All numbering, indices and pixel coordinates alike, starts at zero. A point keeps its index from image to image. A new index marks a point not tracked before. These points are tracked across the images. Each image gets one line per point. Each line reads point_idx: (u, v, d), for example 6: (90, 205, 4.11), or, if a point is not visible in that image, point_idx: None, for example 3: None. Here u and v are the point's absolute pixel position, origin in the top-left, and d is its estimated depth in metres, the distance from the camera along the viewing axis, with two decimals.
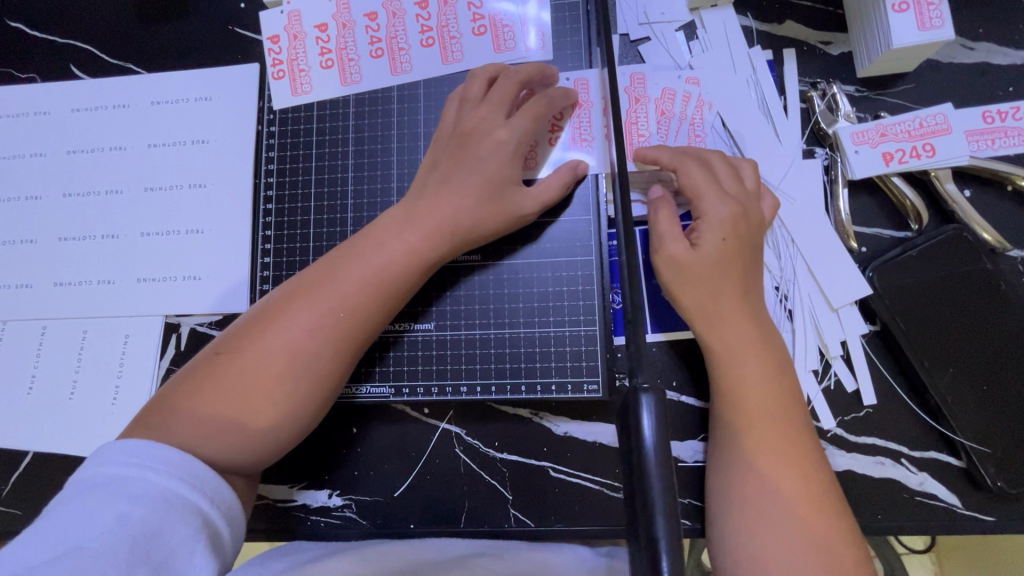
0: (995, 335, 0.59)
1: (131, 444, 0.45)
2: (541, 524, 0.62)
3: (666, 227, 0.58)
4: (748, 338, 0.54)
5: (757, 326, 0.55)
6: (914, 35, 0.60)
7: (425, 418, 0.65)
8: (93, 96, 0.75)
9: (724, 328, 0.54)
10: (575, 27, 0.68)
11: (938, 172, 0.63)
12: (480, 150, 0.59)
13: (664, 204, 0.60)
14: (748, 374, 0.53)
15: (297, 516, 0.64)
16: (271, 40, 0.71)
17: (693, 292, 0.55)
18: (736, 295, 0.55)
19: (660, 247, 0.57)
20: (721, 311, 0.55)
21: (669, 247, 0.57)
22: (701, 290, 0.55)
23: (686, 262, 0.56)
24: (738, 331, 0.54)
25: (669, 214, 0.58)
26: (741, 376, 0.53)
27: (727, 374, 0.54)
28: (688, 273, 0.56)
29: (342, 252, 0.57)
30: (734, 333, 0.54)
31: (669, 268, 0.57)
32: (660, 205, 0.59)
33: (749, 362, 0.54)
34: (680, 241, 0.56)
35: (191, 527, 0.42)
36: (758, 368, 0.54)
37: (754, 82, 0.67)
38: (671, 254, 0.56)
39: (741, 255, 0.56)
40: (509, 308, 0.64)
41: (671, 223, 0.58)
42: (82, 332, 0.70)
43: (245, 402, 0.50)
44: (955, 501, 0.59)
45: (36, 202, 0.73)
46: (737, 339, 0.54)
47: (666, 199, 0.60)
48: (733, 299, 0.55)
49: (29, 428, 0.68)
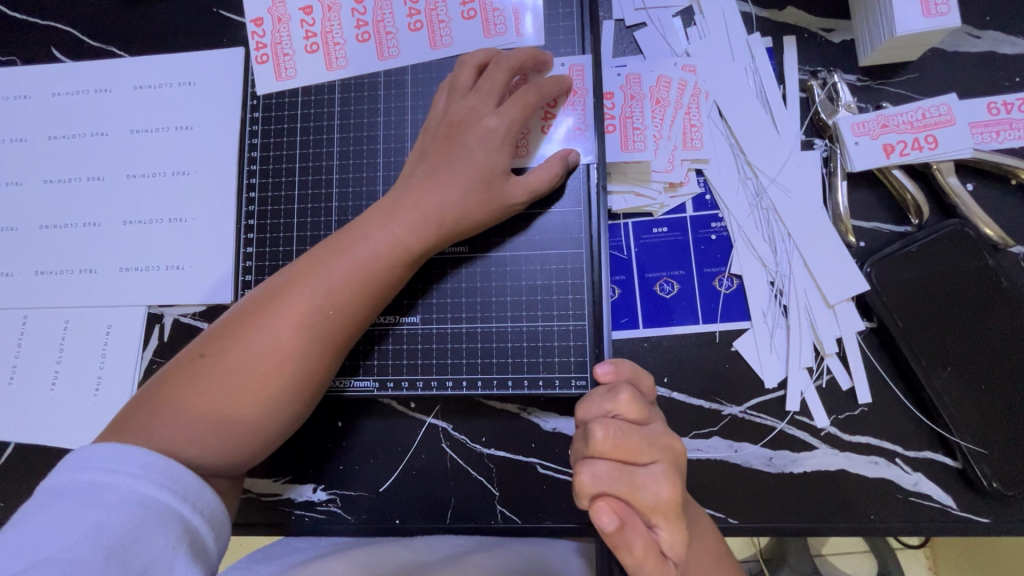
0: (994, 333, 0.58)
1: (110, 449, 0.44)
2: (528, 521, 0.61)
3: (603, 389, 0.45)
4: (656, 501, 0.41)
5: (678, 488, 0.42)
6: (918, 22, 0.58)
7: (412, 413, 0.64)
8: (74, 80, 0.73)
9: (642, 475, 0.41)
10: (568, 11, 0.65)
11: (940, 166, 0.61)
12: (469, 139, 0.58)
13: (632, 366, 0.48)
14: (630, 540, 0.39)
15: (282, 510, 0.63)
16: (254, 22, 0.69)
17: (615, 453, 0.42)
18: (664, 452, 0.43)
19: (601, 403, 0.44)
20: (642, 462, 0.42)
21: (618, 414, 0.43)
22: (652, 450, 0.42)
23: (624, 425, 0.42)
24: (654, 491, 0.41)
25: (623, 389, 0.44)
26: (619, 529, 0.39)
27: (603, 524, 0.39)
28: (627, 437, 0.42)
29: (325, 247, 0.56)
30: (650, 488, 0.41)
31: (613, 424, 0.42)
32: (635, 375, 0.48)
33: (656, 527, 0.41)
34: (630, 410, 0.43)
35: (171, 534, 0.41)
36: (702, 528, 0.48)
37: (753, 70, 0.65)
38: (599, 411, 0.44)
39: (664, 428, 0.45)
40: (496, 302, 0.62)
41: (614, 392, 0.44)
42: (63, 322, 0.69)
43: (232, 402, 0.49)
44: (950, 503, 0.58)
45: (17, 187, 0.72)
46: (654, 502, 0.41)
47: (643, 374, 0.48)
48: (667, 448, 0.43)
49: (12, 418, 0.67)
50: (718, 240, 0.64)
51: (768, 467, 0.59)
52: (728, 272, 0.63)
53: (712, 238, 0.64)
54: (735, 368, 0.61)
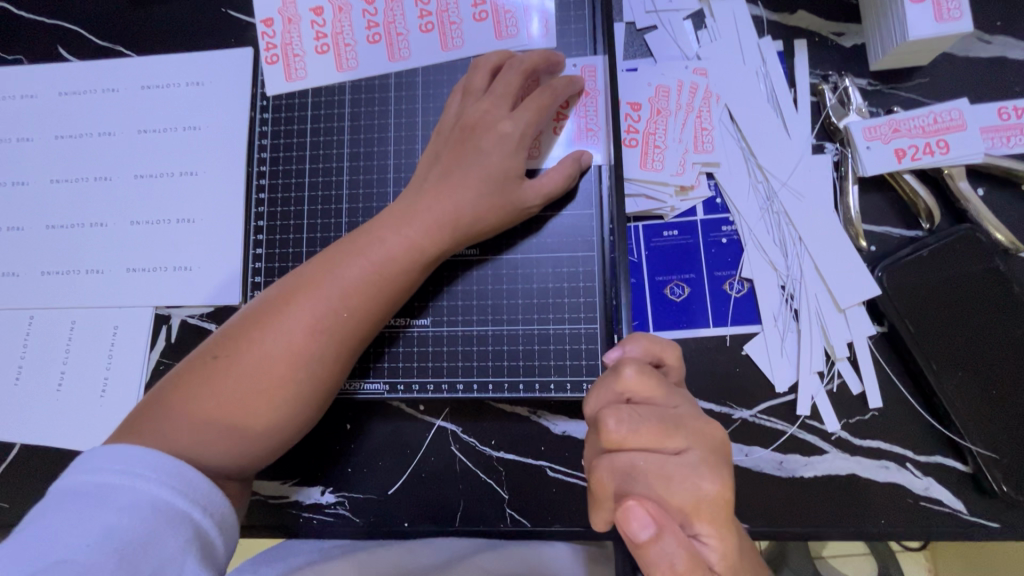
0: (1005, 338, 0.58)
1: (124, 452, 0.43)
2: (537, 525, 0.61)
3: (609, 372, 0.43)
4: (698, 497, 0.39)
5: (723, 480, 0.39)
6: (930, 27, 0.58)
7: (421, 415, 0.63)
8: (82, 80, 0.72)
9: (674, 466, 0.39)
10: (579, 14, 0.65)
11: (951, 170, 0.62)
12: (483, 142, 0.57)
13: (651, 338, 0.45)
14: (669, 549, 0.36)
15: (291, 513, 0.63)
16: (264, 23, 0.69)
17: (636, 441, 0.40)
18: (693, 436, 0.40)
19: (609, 388, 0.42)
20: (668, 447, 0.40)
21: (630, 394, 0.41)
22: (678, 437, 0.40)
23: (640, 410, 0.40)
24: (691, 485, 0.39)
25: (627, 365, 0.42)
26: (655, 535, 0.36)
27: (637, 529, 0.36)
28: (645, 423, 0.40)
29: (339, 248, 0.55)
30: (689, 483, 0.39)
31: (627, 411, 0.40)
32: (650, 349, 0.45)
33: (694, 525, 0.39)
34: (641, 387, 0.41)
35: (182, 538, 0.40)
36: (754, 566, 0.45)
37: (764, 74, 0.65)
38: (612, 396, 0.42)
39: (693, 411, 0.42)
40: (507, 304, 0.62)
41: (619, 369, 0.42)
42: (69, 322, 0.68)
43: (247, 405, 0.49)
44: (960, 507, 0.58)
45: (23, 187, 0.71)
46: (695, 496, 0.39)
47: (666, 345, 0.45)
48: (698, 433, 0.40)
49: (17, 419, 0.66)
50: (728, 243, 0.64)
51: (779, 471, 0.59)
52: (739, 275, 0.63)
53: (723, 242, 0.64)
54: (745, 372, 0.61)
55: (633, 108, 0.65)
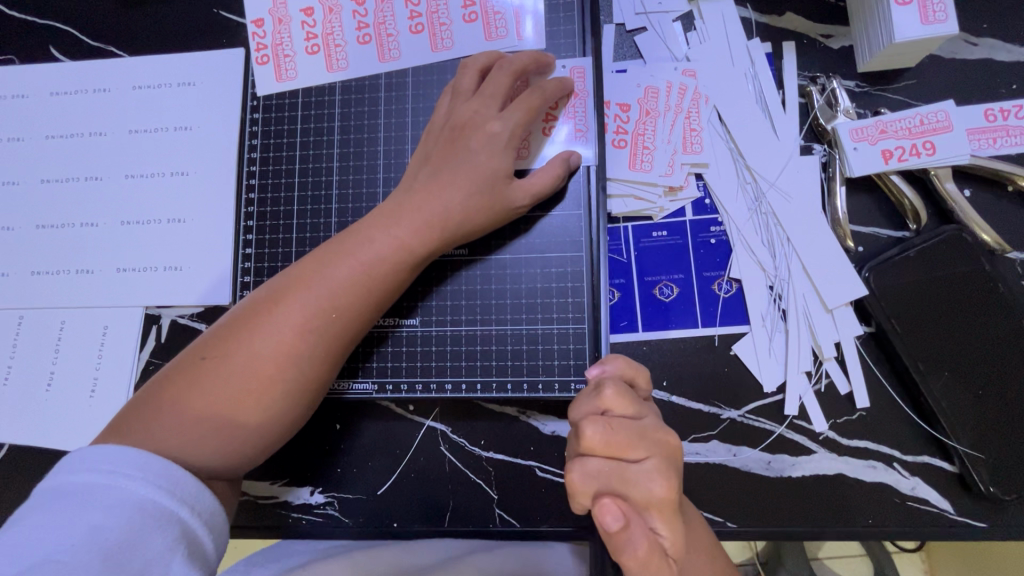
0: (991, 338, 0.58)
1: (109, 451, 0.43)
2: (526, 525, 0.61)
3: (590, 388, 0.44)
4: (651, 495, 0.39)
5: (672, 484, 0.40)
6: (916, 29, 0.59)
7: (411, 415, 0.64)
8: (73, 80, 0.72)
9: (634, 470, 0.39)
10: (569, 15, 0.65)
11: (937, 171, 0.62)
12: (472, 142, 0.58)
13: (627, 360, 0.46)
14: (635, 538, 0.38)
15: (280, 513, 0.63)
16: (255, 23, 0.69)
17: (606, 450, 0.40)
18: (656, 448, 0.41)
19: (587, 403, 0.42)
20: (632, 457, 0.40)
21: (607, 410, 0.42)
22: (642, 447, 0.40)
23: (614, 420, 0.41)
24: (648, 485, 0.39)
25: (608, 384, 0.42)
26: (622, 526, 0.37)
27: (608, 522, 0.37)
28: (616, 433, 0.40)
29: (328, 249, 0.56)
30: (643, 483, 0.39)
31: (602, 421, 0.40)
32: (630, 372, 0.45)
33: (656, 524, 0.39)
34: (619, 405, 0.42)
35: (168, 537, 0.40)
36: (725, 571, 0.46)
37: (752, 76, 0.66)
38: (589, 410, 0.42)
39: (658, 423, 0.43)
40: (496, 304, 0.62)
41: (601, 387, 0.42)
42: (59, 322, 0.68)
43: (234, 405, 0.49)
44: (947, 507, 0.58)
45: (13, 187, 0.71)
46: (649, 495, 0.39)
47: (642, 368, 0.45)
48: (660, 444, 0.41)
49: (6, 419, 0.66)
50: (717, 244, 0.64)
51: (767, 470, 0.59)
52: (727, 276, 0.63)
53: (711, 242, 0.64)
54: (734, 372, 0.61)
55: (622, 109, 0.66)
